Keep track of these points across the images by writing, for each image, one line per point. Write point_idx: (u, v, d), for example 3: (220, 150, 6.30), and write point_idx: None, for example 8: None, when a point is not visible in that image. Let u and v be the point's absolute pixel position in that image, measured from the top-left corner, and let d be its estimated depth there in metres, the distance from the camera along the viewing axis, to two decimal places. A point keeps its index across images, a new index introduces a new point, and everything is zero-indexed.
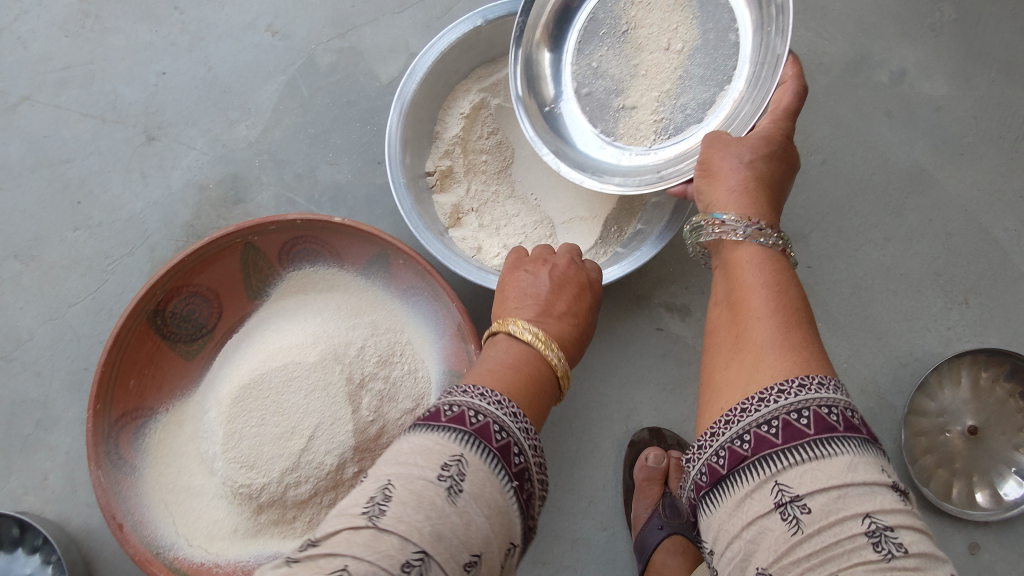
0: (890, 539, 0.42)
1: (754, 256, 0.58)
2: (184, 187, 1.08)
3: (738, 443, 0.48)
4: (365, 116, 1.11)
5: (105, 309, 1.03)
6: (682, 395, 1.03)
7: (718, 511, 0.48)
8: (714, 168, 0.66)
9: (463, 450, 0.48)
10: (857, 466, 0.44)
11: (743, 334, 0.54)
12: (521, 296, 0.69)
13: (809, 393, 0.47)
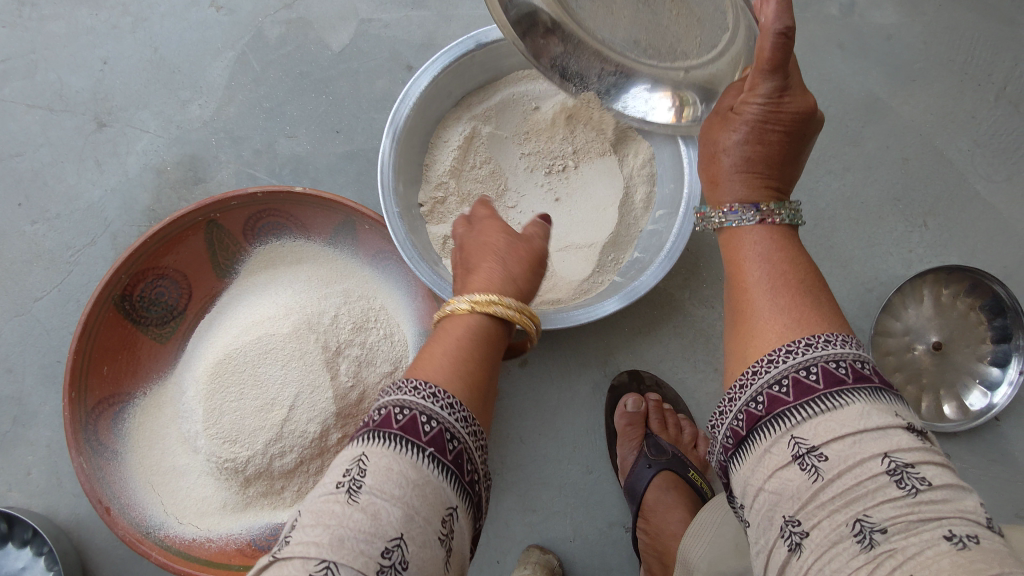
0: (913, 475, 0.43)
1: (756, 235, 0.59)
2: (141, 172, 1.07)
3: (753, 405, 0.49)
4: (319, 86, 1.10)
5: (73, 300, 1.03)
6: (657, 337, 1.05)
7: (740, 469, 0.49)
8: (716, 145, 0.62)
9: (362, 449, 0.48)
10: (869, 412, 0.45)
11: (747, 309, 0.55)
12: (500, 263, 0.64)
13: (817, 350, 0.48)
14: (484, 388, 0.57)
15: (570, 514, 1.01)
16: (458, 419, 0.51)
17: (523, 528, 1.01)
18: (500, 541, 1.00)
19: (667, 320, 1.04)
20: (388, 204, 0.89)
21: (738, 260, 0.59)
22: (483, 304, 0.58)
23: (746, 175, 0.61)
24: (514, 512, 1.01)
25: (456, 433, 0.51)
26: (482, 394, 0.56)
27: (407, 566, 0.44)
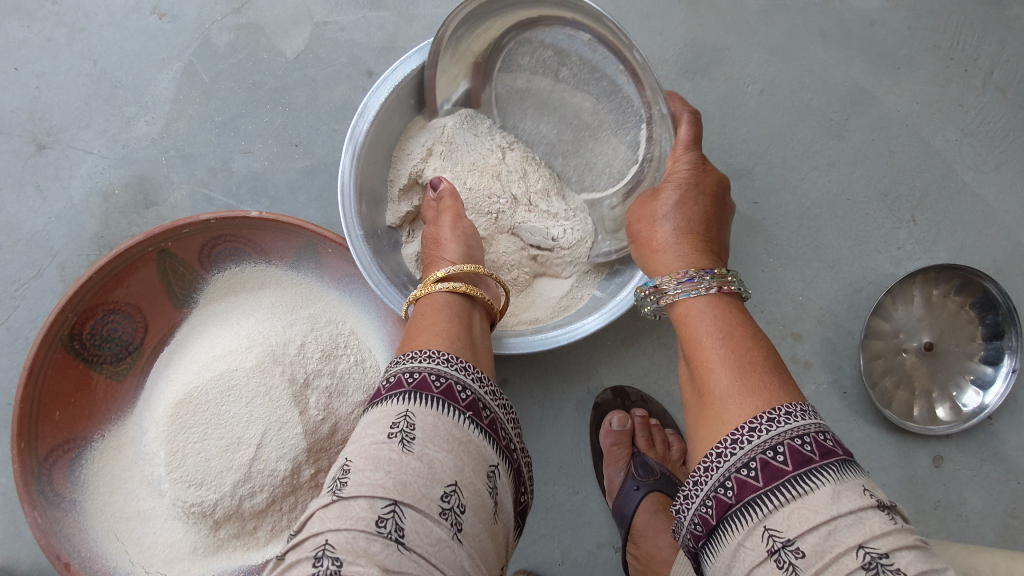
0: (889, 568, 0.44)
1: (700, 306, 0.64)
2: (87, 196, 1.00)
3: (723, 491, 0.51)
4: (275, 97, 1.03)
5: (21, 337, 0.96)
6: (640, 349, 1.01)
7: (718, 561, 0.51)
8: (645, 230, 0.72)
9: (408, 408, 0.53)
10: (839, 497, 0.47)
11: (705, 386, 0.58)
12: (435, 252, 0.81)
13: (778, 428, 0.51)
14: (469, 341, 0.65)
15: (557, 537, 0.97)
16: (483, 387, 0.59)
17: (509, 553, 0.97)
18: None
19: (651, 333, 1.00)
20: (351, 226, 0.83)
21: (690, 335, 0.63)
22: (430, 285, 0.72)
23: (685, 241, 0.69)
24: None
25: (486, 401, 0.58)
26: (470, 347, 0.63)
27: (462, 511, 0.49)
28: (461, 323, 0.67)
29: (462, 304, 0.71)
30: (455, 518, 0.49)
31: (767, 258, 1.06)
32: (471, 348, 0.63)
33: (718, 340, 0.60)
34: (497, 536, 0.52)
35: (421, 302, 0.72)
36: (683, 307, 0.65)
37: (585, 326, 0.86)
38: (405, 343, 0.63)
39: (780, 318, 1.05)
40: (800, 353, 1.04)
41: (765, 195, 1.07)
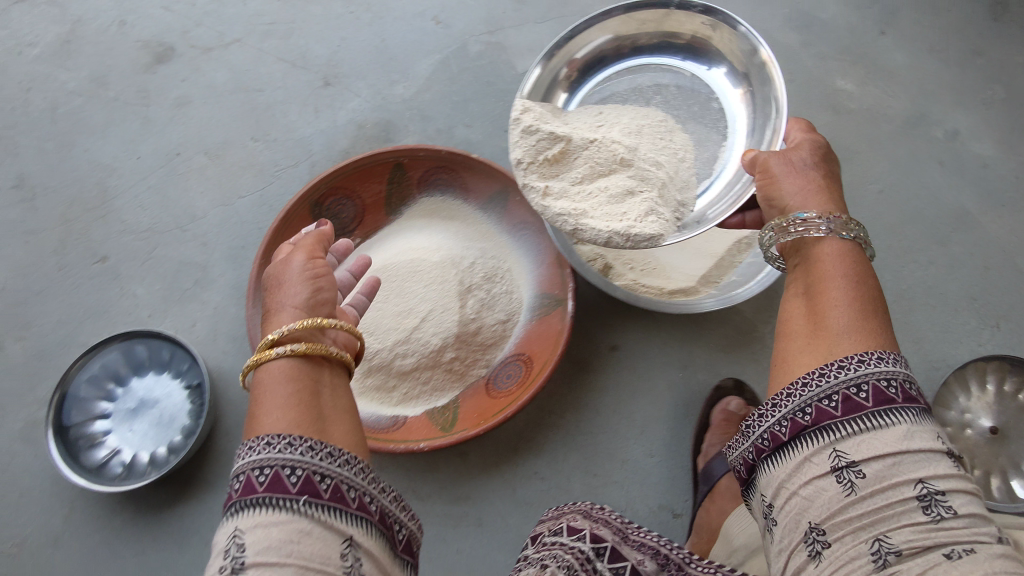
0: (940, 503, 0.50)
1: (836, 250, 0.65)
2: (347, 124, 1.32)
3: (800, 414, 0.56)
4: (501, 95, 1.35)
5: (268, 205, 1.26)
6: (735, 357, 1.18)
7: (779, 470, 0.57)
8: (772, 171, 0.76)
9: (235, 527, 0.55)
10: (912, 435, 0.52)
11: (822, 322, 0.59)
12: (277, 298, 0.76)
13: (868, 368, 0.55)
14: (315, 413, 0.63)
15: (625, 488, 1.12)
16: (326, 461, 0.58)
17: (581, 488, 1.12)
18: (558, 494, 1.11)
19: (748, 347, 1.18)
20: None
21: (819, 272, 0.64)
22: (263, 353, 0.67)
23: (814, 193, 0.71)
24: (575, 471, 1.12)
25: (325, 473, 0.57)
26: (314, 422, 0.61)
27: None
28: (306, 393, 0.64)
29: (304, 371, 0.67)
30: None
31: None
32: (316, 417, 0.62)
33: (848, 279, 0.62)
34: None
35: (258, 375, 0.67)
36: (821, 248, 0.66)
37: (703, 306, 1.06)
38: (251, 425, 0.61)
39: None
40: None
41: None
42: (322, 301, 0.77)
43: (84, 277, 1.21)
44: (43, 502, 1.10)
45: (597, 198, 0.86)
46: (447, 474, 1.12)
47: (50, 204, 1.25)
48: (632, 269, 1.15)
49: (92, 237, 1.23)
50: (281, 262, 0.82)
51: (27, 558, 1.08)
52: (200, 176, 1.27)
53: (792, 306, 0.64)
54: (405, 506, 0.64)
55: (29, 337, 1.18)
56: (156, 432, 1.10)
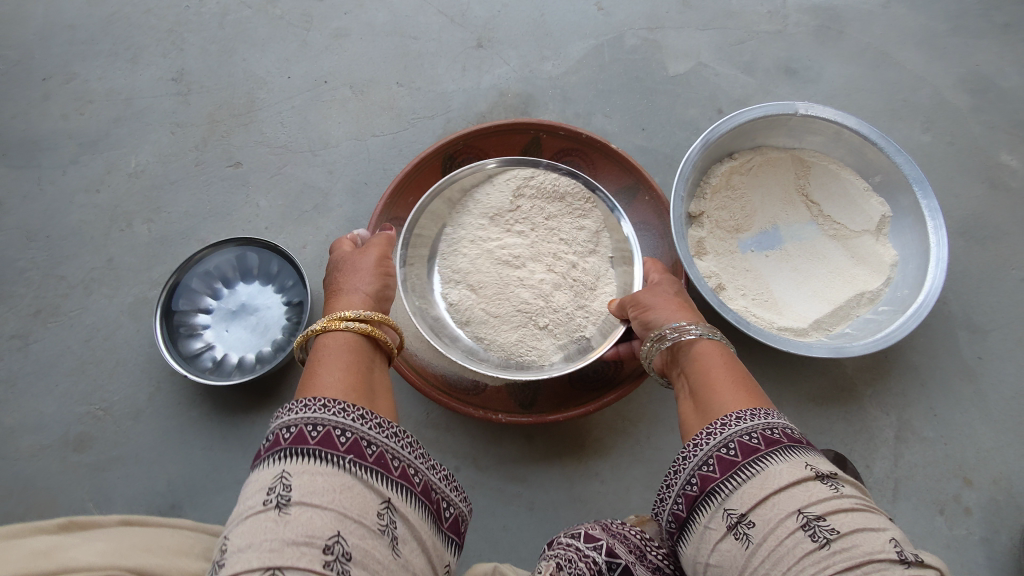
0: (822, 527, 0.52)
1: (711, 347, 0.76)
2: (489, 88, 1.31)
3: (688, 486, 0.62)
4: (646, 93, 1.30)
5: (398, 149, 1.27)
6: (827, 411, 1.12)
7: (690, 547, 0.61)
8: (641, 302, 0.87)
9: (283, 467, 0.56)
10: (779, 473, 0.56)
11: (707, 401, 0.69)
12: (346, 281, 0.83)
13: (729, 428, 0.62)
14: (367, 388, 0.69)
15: None
16: (376, 431, 0.63)
17: (637, 501, 1.09)
18: (614, 501, 1.09)
19: (842, 405, 1.12)
20: (679, 189, 1.07)
21: (698, 368, 0.74)
22: (333, 322, 0.75)
23: (679, 306, 0.85)
24: (636, 482, 1.10)
25: (373, 440, 0.62)
26: (368, 394, 0.68)
27: (350, 556, 0.52)
28: (363, 366, 0.72)
29: (364, 348, 0.74)
30: (342, 565, 0.51)
31: (967, 404, 1.12)
32: (368, 389, 0.69)
33: (723, 370, 0.72)
34: (407, 564, 0.57)
35: (323, 339, 0.74)
36: (698, 347, 0.76)
37: (814, 348, 1.01)
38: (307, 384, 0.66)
39: (960, 458, 1.09)
40: (965, 497, 1.07)
41: (991, 356, 1.14)
42: (385, 299, 0.85)
43: (217, 177, 1.26)
44: (135, 376, 1.17)
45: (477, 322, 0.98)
46: (509, 451, 1.11)
47: (201, 103, 1.31)
48: (743, 296, 1.11)
49: (232, 141, 1.28)
50: (353, 254, 0.88)
51: (110, 424, 1.14)
52: (341, 107, 1.30)
53: (684, 408, 0.72)
54: (455, 487, 0.70)
55: (155, 221, 1.24)
56: (248, 338, 1.15)
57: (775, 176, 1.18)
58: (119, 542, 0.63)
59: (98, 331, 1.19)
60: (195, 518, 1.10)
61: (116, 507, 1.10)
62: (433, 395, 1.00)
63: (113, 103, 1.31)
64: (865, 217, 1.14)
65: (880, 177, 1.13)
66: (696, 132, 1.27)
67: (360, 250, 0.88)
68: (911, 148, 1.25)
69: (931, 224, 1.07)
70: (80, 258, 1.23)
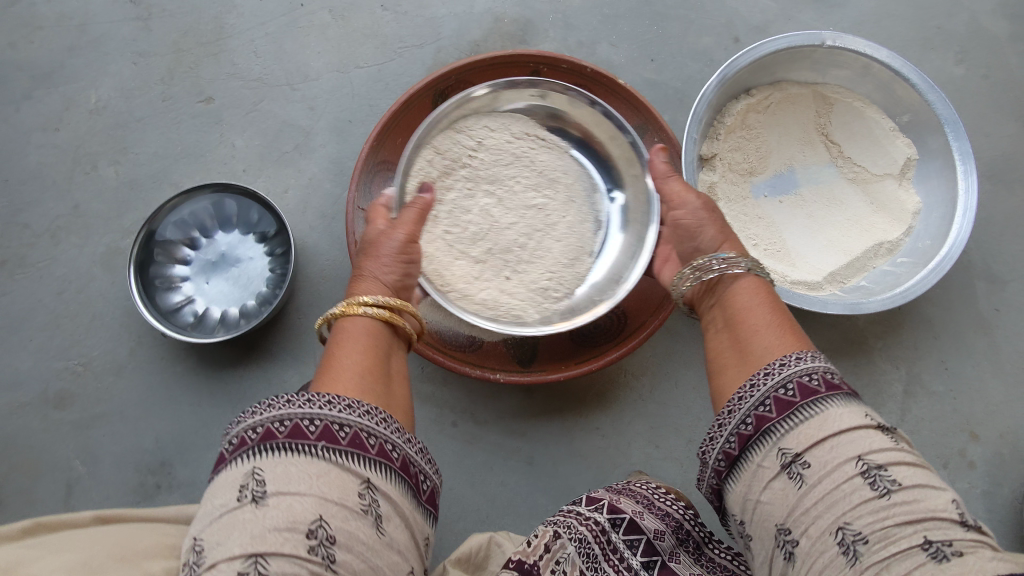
0: (884, 477, 0.50)
1: (753, 286, 0.71)
2: (483, 13, 1.18)
3: (743, 425, 0.57)
4: (657, 18, 1.17)
5: (384, 82, 1.16)
6: (834, 364, 1.09)
7: (739, 485, 0.57)
8: (689, 225, 0.80)
9: (255, 463, 0.51)
10: (840, 416, 0.53)
11: (749, 350, 0.63)
12: (369, 266, 0.76)
13: (790, 368, 0.57)
14: (382, 371, 0.64)
15: (684, 467, 1.07)
16: (347, 411, 0.55)
17: (639, 456, 1.07)
18: (614, 455, 1.07)
19: (851, 358, 1.09)
20: (692, 131, 0.99)
21: (737, 304, 0.69)
22: (351, 307, 0.69)
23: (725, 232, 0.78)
24: (638, 437, 1.07)
25: (344, 422, 0.54)
26: (383, 378, 0.63)
27: (334, 540, 0.49)
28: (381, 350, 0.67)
29: (383, 333, 0.69)
30: (327, 551, 0.48)
31: (980, 358, 1.08)
32: (383, 380, 0.63)
33: (764, 310, 0.67)
34: (394, 544, 0.53)
35: (341, 323, 0.69)
36: (737, 285, 0.71)
37: (829, 304, 0.96)
38: (327, 377, 0.60)
39: (967, 412, 1.07)
40: (970, 452, 1.06)
41: (1009, 307, 1.09)
42: (405, 287, 0.77)
43: (188, 114, 1.16)
44: (113, 330, 1.11)
45: (507, 281, 0.93)
46: (506, 406, 1.08)
47: (164, 30, 1.18)
48: (755, 245, 1.04)
49: (201, 74, 1.17)
50: (383, 231, 0.80)
51: (90, 380, 1.10)
52: (319, 34, 1.17)
53: (717, 348, 0.67)
54: (428, 457, 0.61)
55: (123, 164, 1.15)
56: (231, 291, 1.08)
57: (794, 114, 1.08)
58: (84, 551, 0.59)
59: (69, 283, 1.12)
60: (186, 475, 1.07)
61: (105, 465, 1.08)
62: (429, 353, 0.95)
63: (66, 30, 1.19)
64: (888, 159, 1.06)
65: (909, 117, 1.05)
66: (710, 64, 1.16)
67: (390, 226, 0.80)
68: (942, 83, 1.15)
69: (960, 168, 1.00)
70: (44, 204, 1.15)
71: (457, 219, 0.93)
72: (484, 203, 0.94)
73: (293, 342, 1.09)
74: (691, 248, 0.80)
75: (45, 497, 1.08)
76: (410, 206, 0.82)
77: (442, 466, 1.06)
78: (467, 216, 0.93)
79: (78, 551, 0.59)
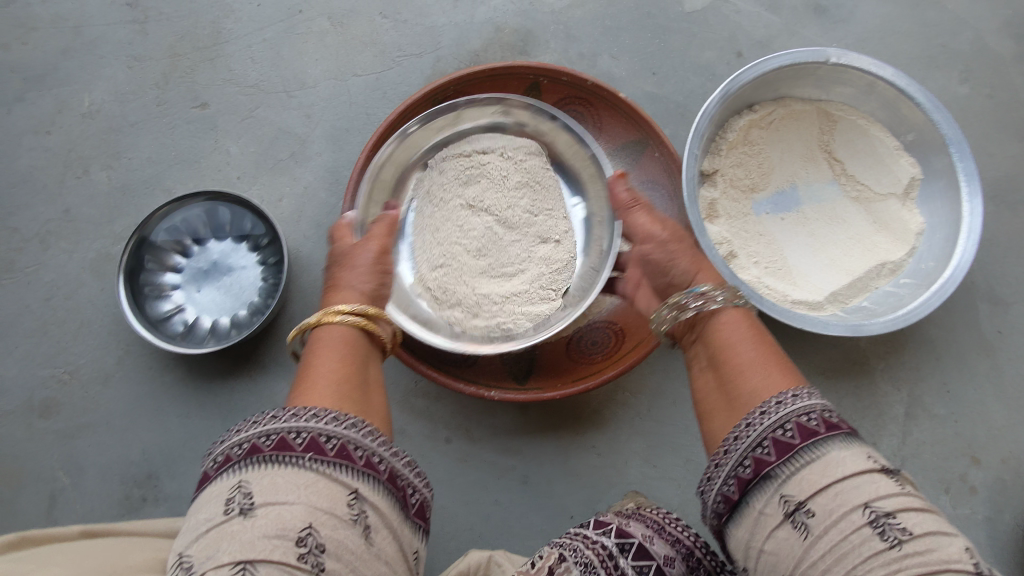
0: (893, 526, 0.47)
1: (732, 317, 0.69)
2: (484, 22, 1.16)
3: (741, 468, 0.55)
4: (659, 31, 1.16)
5: (382, 90, 1.14)
6: (835, 384, 1.07)
7: (741, 531, 0.55)
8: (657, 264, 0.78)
9: (242, 476, 0.49)
10: (844, 461, 0.51)
11: (734, 392, 0.61)
12: (344, 276, 0.74)
13: (785, 410, 0.55)
14: (360, 380, 0.62)
15: (681, 488, 1.05)
16: (333, 423, 0.54)
17: (635, 476, 1.05)
18: (610, 474, 1.05)
19: (851, 380, 1.07)
20: (694, 146, 0.97)
21: (720, 340, 0.67)
22: (327, 316, 0.67)
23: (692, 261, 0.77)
24: (634, 457, 1.05)
25: (331, 432, 0.53)
26: (360, 386, 0.61)
27: (324, 548, 0.47)
28: (359, 360, 0.65)
29: (360, 341, 0.67)
30: (317, 559, 0.46)
31: (983, 381, 1.07)
32: (363, 391, 0.61)
33: (751, 345, 0.65)
34: (382, 556, 0.50)
35: (317, 333, 0.67)
36: (719, 319, 0.69)
37: (830, 325, 0.94)
38: (300, 393, 0.58)
39: (969, 436, 1.05)
40: (971, 477, 1.04)
41: (1012, 330, 1.08)
42: (383, 299, 0.75)
43: (182, 120, 1.14)
44: (101, 338, 1.09)
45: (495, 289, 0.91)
46: (501, 422, 1.06)
47: (160, 34, 1.16)
48: (757, 264, 1.03)
49: (197, 79, 1.15)
50: (353, 247, 0.78)
51: (77, 388, 1.08)
52: (317, 41, 1.15)
53: (704, 387, 0.66)
54: (417, 470, 0.59)
55: (115, 168, 1.13)
56: (222, 301, 1.06)
57: (797, 130, 1.07)
58: (75, 565, 0.58)
59: (59, 289, 1.10)
60: (173, 488, 1.05)
61: (89, 476, 1.06)
62: (425, 370, 0.93)
63: (60, 32, 1.17)
64: (892, 178, 1.05)
65: (913, 136, 1.04)
66: (712, 78, 1.15)
67: (361, 242, 0.78)
68: (946, 102, 1.14)
69: (965, 190, 0.99)
70: (34, 208, 1.13)
71: (459, 234, 0.93)
72: (487, 222, 0.93)
73: (284, 354, 1.07)
74: (664, 284, 0.78)
75: (29, 508, 1.05)
76: (377, 220, 0.81)
77: (435, 484, 1.04)
78: (470, 233, 0.93)
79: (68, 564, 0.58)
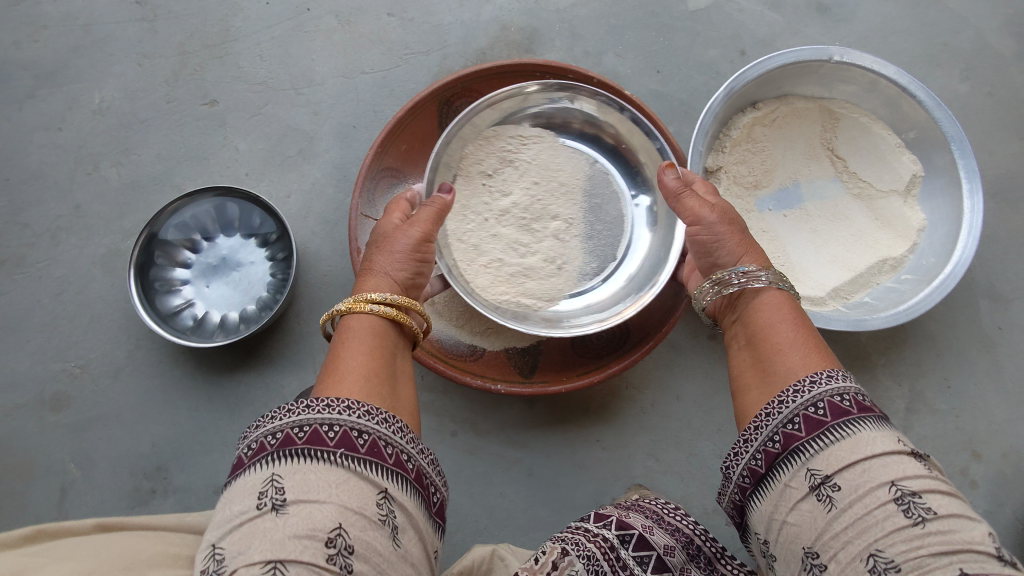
0: (919, 505, 0.49)
1: (774, 300, 0.69)
2: (490, 21, 1.17)
3: (771, 443, 0.56)
4: (663, 29, 1.17)
5: (389, 88, 1.15)
6: None
7: (765, 504, 0.56)
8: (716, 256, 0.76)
9: (274, 470, 0.50)
10: (875, 441, 0.52)
11: (771, 371, 0.62)
12: (379, 260, 0.74)
13: (822, 389, 0.56)
14: (387, 371, 0.62)
15: (685, 481, 1.06)
16: (365, 418, 0.54)
17: (640, 469, 1.07)
18: (615, 468, 1.06)
19: (853, 374, 1.08)
20: (697, 144, 0.98)
21: (760, 322, 0.67)
22: (357, 303, 0.67)
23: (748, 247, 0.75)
24: (639, 451, 1.07)
25: (363, 428, 0.54)
26: (388, 381, 0.61)
27: (353, 550, 0.48)
28: (386, 351, 0.65)
29: (387, 330, 0.67)
30: (345, 560, 0.47)
31: (984, 376, 1.08)
32: (388, 381, 0.61)
33: (790, 327, 0.65)
34: (408, 558, 0.52)
35: (347, 321, 0.67)
36: (761, 302, 0.69)
37: (832, 321, 0.96)
38: (327, 384, 0.58)
39: (970, 430, 1.06)
40: (972, 471, 1.06)
41: (1013, 325, 1.09)
42: (415, 285, 0.76)
43: (191, 117, 1.15)
44: (111, 332, 1.10)
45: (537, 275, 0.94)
46: (507, 415, 1.07)
47: (170, 32, 1.18)
48: None
49: (206, 76, 1.16)
50: (396, 227, 0.78)
51: (89, 381, 1.09)
52: (324, 39, 1.17)
53: (740, 365, 0.66)
54: (439, 469, 0.60)
55: (124, 165, 1.15)
56: (230, 295, 1.08)
57: (799, 128, 1.08)
58: (91, 556, 0.60)
59: (69, 284, 1.12)
60: (182, 481, 1.06)
61: (99, 469, 1.07)
62: (432, 363, 0.95)
63: (70, 29, 1.18)
64: (893, 175, 1.06)
65: (915, 133, 1.05)
66: (716, 77, 1.16)
67: (405, 223, 0.78)
68: (947, 100, 1.15)
69: (967, 187, 1.00)
70: (44, 204, 1.14)
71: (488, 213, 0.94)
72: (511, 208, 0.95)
73: (292, 348, 1.09)
74: (710, 265, 0.78)
75: (41, 501, 1.07)
76: (428, 204, 0.79)
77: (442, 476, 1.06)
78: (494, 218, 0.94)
79: (84, 559, 0.59)
